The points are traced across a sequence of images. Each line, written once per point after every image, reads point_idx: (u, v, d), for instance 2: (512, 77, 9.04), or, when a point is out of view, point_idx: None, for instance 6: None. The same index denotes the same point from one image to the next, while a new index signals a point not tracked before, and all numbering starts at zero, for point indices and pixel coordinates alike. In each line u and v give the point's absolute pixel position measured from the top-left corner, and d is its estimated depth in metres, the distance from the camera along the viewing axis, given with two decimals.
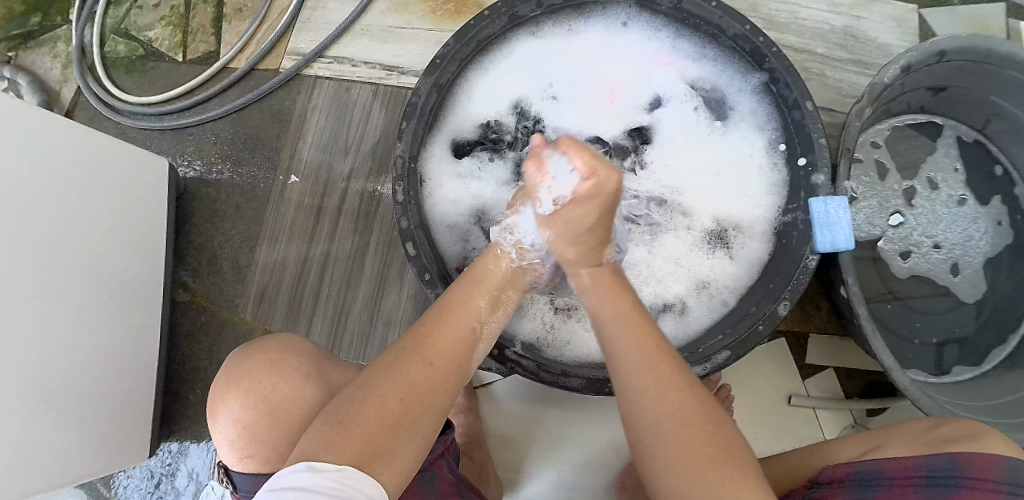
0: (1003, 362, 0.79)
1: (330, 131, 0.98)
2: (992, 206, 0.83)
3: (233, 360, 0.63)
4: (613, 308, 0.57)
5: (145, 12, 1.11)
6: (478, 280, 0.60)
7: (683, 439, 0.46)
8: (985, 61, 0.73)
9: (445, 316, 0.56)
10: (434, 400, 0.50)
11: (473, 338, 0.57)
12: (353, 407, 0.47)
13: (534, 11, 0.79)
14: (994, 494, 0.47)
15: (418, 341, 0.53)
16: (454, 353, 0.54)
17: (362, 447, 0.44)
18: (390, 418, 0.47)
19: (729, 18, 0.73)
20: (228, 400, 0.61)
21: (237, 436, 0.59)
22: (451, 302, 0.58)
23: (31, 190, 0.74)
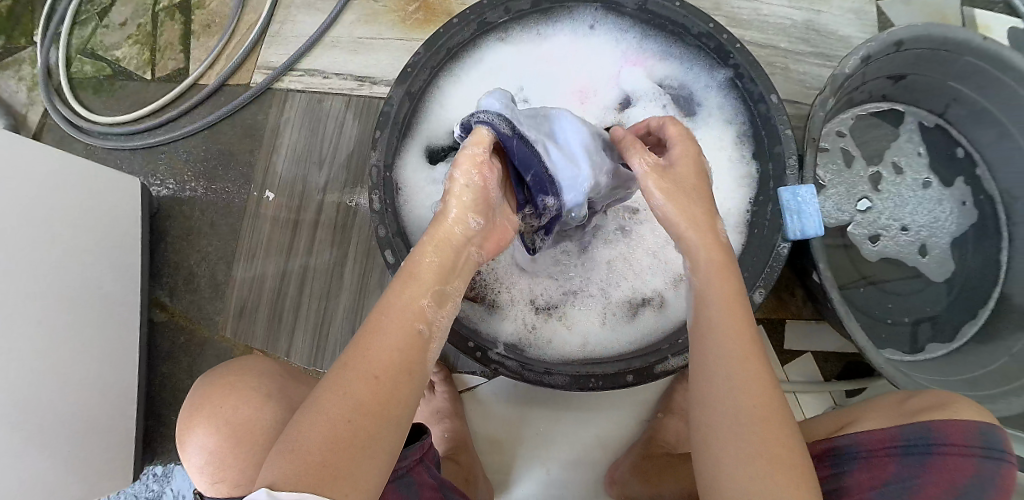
0: (974, 337, 0.81)
1: (304, 143, 0.97)
2: (956, 188, 0.86)
3: (196, 390, 0.63)
4: (718, 290, 0.51)
5: (112, 31, 1.10)
6: (412, 273, 0.51)
7: (762, 439, 0.44)
8: (943, 48, 0.75)
9: (383, 319, 0.49)
10: (392, 412, 0.45)
11: (421, 335, 0.49)
12: (300, 436, 0.43)
13: (503, 17, 0.80)
14: (966, 458, 0.50)
15: (356, 353, 0.47)
16: (401, 359, 0.47)
17: (317, 476, 0.41)
18: (343, 442, 0.43)
19: (693, 17, 0.76)
20: (194, 428, 0.60)
21: (207, 462, 0.59)
22: (386, 306, 0.50)
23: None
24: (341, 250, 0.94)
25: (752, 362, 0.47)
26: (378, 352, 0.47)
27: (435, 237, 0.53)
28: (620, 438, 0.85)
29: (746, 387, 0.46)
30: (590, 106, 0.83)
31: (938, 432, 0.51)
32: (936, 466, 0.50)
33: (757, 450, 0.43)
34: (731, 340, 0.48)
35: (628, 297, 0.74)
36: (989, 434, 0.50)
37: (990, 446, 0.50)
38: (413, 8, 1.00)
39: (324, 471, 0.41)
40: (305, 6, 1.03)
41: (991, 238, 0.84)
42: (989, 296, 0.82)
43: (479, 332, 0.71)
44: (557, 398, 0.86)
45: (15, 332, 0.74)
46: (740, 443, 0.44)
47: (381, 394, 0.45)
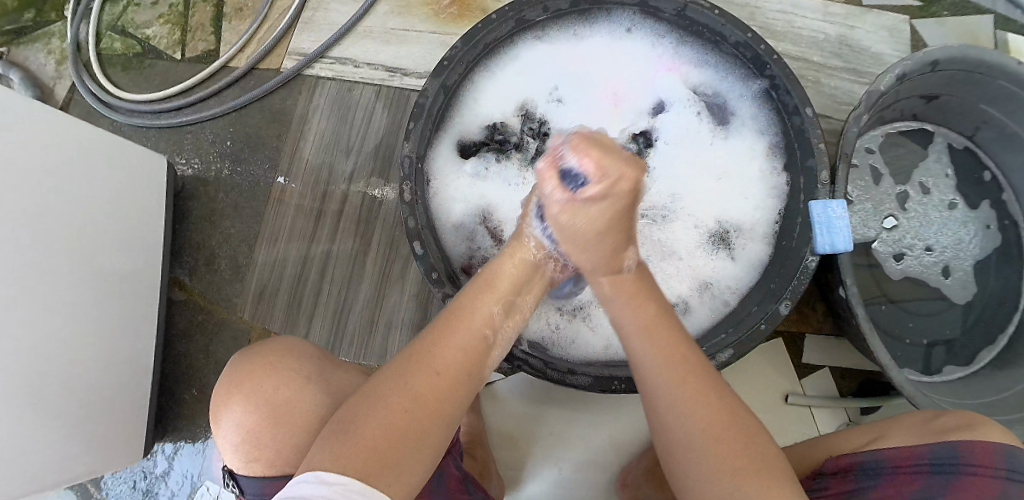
0: (991, 363, 0.81)
1: (332, 131, 0.98)
2: (981, 211, 0.86)
3: (236, 367, 0.63)
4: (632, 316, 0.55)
5: (143, 10, 1.11)
6: (490, 282, 0.55)
7: (723, 448, 0.46)
8: (977, 70, 0.75)
9: (452, 322, 0.52)
10: (443, 413, 0.47)
11: (484, 344, 0.53)
12: (356, 420, 0.45)
13: (541, 15, 0.80)
14: (992, 480, 0.49)
15: (424, 351, 0.50)
16: (462, 362, 0.50)
17: (369, 458, 0.42)
18: (398, 430, 0.44)
19: (731, 26, 0.74)
20: (230, 406, 0.60)
21: (240, 441, 0.59)
22: (457, 309, 0.53)
23: (27, 187, 0.73)
24: (362, 237, 0.94)
25: (692, 372, 0.51)
26: (445, 352, 0.50)
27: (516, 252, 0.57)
28: (633, 442, 0.85)
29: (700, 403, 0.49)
30: (624, 109, 0.83)
31: (965, 450, 0.50)
32: (961, 485, 0.49)
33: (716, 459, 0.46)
34: (659, 359, 0.52)
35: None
36: (1016, 457, 0.50)
37: (1014, 469, 0.49)
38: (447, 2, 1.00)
39: (376, 458, 0.42)
40: None
41: (1014, 262, 0.84)
42: (1009, 322, 0.82)
43: None
44: (573, 398, 0.87)
45: (39, 305, 0.75)
46: (700, 462, 0.46)
47: (437, 391, 0.48)
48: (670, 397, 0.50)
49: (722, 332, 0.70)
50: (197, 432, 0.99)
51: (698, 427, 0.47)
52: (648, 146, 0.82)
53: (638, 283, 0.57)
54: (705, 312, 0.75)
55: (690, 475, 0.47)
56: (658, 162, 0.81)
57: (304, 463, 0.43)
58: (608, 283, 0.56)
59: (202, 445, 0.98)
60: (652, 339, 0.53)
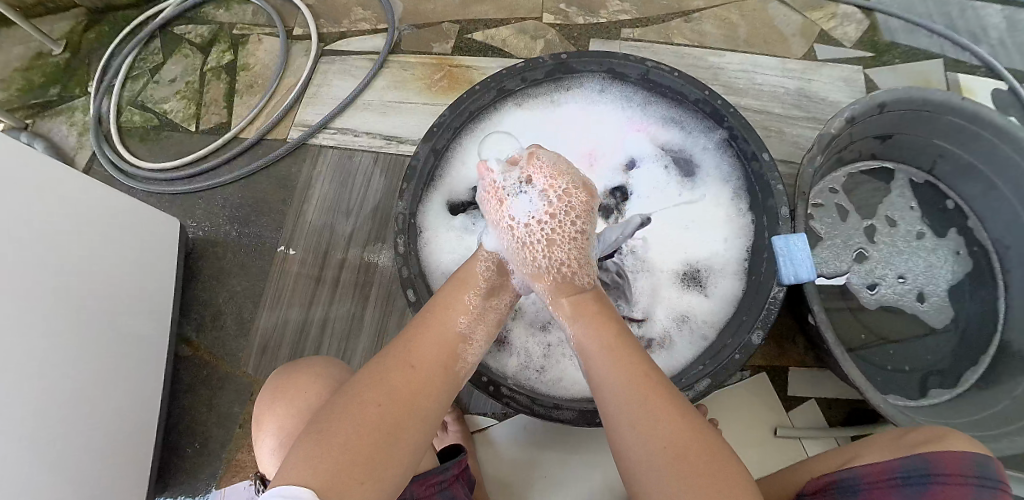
0: (976, 384, 0.83)
1: (333, 196, 1.05)
2: (950, 238, 0.91)
3: (273, 381, 0.69)
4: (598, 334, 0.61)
5: (161, 86, 1.21)
6: (463, 281, 0.64)
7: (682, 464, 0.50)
8: (925, 108, 0.82)
9: (428, 323, 0.60)
10: (418, 407, 0.54)
11: (457, 342, 0.60)
12: (334, 421, 0.50)
13: (520, 85, 0.88)
14: (963, 487, 0.51)
15: (396, 356, 0.56)
16: (431, 360, 0.57)
17: (343, 461, 0.48)
18: (377, 426, 0.51)
19: (690, 86, 0.83)
20: (271, 416, 0.66)
21: (280, 443, 0.64)
22: (439, 306, 0.62)
23: (39, 233, 0.78)
24: (360, 295, 1.00)
25: (657, 391, 0.54)
26: (424, 349, 0.58)
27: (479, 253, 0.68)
28: None
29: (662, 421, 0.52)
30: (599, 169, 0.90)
31: (934, 461, 0.52)
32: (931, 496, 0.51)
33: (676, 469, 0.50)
34: (629, 375, 0.56)
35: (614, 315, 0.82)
36: (984, 464, 0.52)
37: (985, 476, 0.51)
38: (438, 76, 1.10)
39: (354, 459, 0.48)
40: (341, 71, 1.15)
41: (988, 284, 0.88)
42: (988, 344, 0.85)
43: (489, 368, 0.75)
44: (569, 440, 0.88)
45: (46, 346, 0.78)
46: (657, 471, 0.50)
47: (416, 383, 0.55)
48: (631, 416, 0.53)
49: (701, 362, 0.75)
50: (197, 485, 0.97)
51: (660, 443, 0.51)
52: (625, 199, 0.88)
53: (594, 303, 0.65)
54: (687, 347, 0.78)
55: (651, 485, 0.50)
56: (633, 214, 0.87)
57: (281, 467, 0.49)
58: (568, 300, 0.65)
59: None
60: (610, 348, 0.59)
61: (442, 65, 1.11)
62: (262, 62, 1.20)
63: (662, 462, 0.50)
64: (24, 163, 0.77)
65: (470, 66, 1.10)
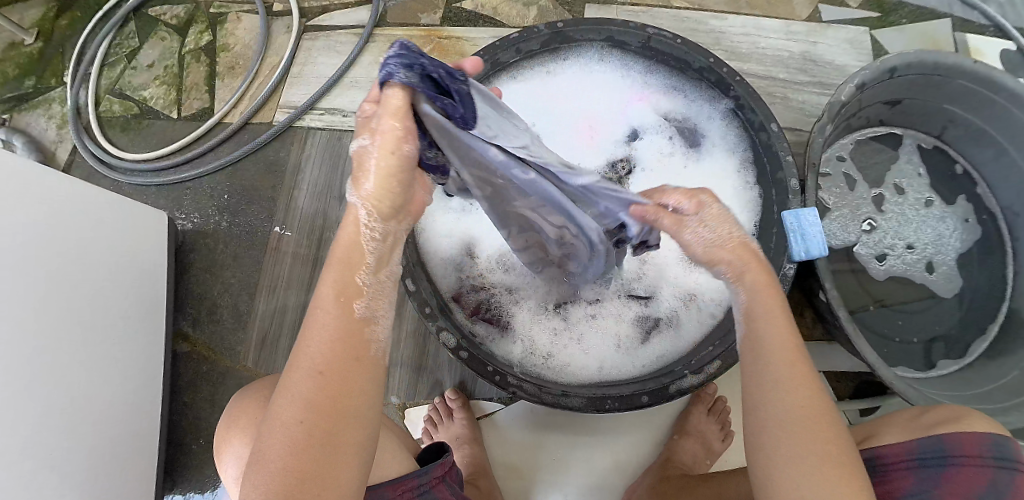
0: (984, 354, 0.83)
1: (324, 179, 1.02)
2: (958, 206, 0.89)
3: (232, 404, 0.66)
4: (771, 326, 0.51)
5: (139, 72, 1.16)
6: (341, 259, 0.50)
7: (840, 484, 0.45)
8: (935, 73, 0.80)
9: (320, 314, 0.49)
10: (345, 406, 0.46)
11: (361, 324, 0.49)
12: (264, 442, 0.46)
13: (515, 56, 0.83)
14: (981, 468, 0.52)
15: (298, 354, 0.47)
16: (341, 348, 0.48)
17: (285, 482, 0.44)
18: (303, 441, 0.45)
19: (694, 53, 0.79)
20: (230, 442, 0.63)
21: (242, 473, 0.61)
22: (325, 294, 0.49)
23: (24, 244, 0.75)
24: None
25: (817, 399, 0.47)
26: (318, 347, 0.47)
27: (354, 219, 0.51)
28: (636, 461, 0.85)
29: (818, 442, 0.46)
30: (600, 141, 0.86)
31: (952, 443, 0.53)
32: (950, 477, 0.52)
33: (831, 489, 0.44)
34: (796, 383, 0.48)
35: (620, 288, 0.80)
36: (1001, 444, 0.53)
37: (1002, 456, 0.52)
38: (427, 49, 1.06)
39: (293, 478, 0.44)
40: (326, 48, 1.09)
41: (995, 253, 0.87)
42: (996, 312, 0.85)
43: (495, 356, 0.75)
44: (577, 423, 0.87)
45: (42, 361, 0.76)
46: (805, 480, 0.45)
47: (327, 386, 0.46)
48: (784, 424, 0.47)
49: (709, 345, 0.73)
50: (205, 482, 0.98)
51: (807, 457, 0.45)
52: (628, 173, 0.84)
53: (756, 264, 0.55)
54: (693, 325, 0.77)
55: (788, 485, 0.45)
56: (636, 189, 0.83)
57: (242, 498, 0.46)
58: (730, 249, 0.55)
59: (211, 495, 0.97)
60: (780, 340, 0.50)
61: (431, 36, 1.06)
62: (242, 42, 1.14)
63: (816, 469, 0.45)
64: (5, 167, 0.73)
65: (460, 36, 1.05)
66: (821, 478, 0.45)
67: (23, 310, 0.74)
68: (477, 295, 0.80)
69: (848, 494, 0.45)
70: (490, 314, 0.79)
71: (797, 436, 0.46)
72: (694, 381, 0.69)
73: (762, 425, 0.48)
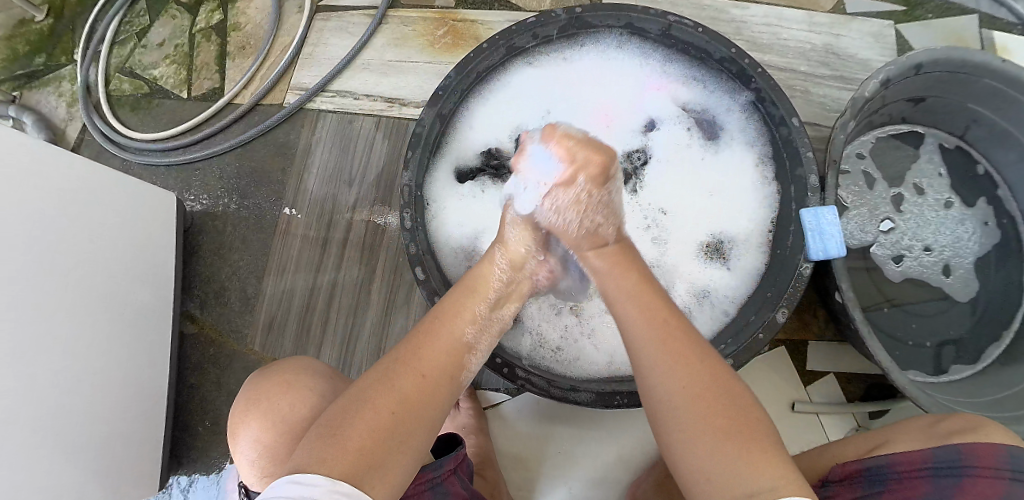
0: (998, 360, 0.82)
1: (334, 163, 1.01)
2: (978, 208, 0.88)
3: (251, 385, 0.65)
4: (620, 286, 0.59)
5: (150, 51, 1.15)
6: (471, 288, 0.60)
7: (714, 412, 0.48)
8: (961, 71, 0.78)
9: (440, 322, 0.56)
10: (427, 413, 0.50)
11: (464, 348, 0.56)
12: (348, 418, 0.48)
13: (530, 42, 0.82)
14: (995, 480, 0.51)
15: (411, 352, 0.53)
16: (444, 366, 0.54)
17: (357, 459, 0.45)
18: (388, 429, 0.47)
19: (715, 42, 0.77)
20: (248, 422, 0.62)
21: (259, 457, 0.60)
22: (447, 308, 0.58)
23: (32, 223, 0.74)
24: (366, 265, 0.97)
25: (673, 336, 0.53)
26: (430, 353, 0.53)
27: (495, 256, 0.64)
28: (641, 456, 0.85)
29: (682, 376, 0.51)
30: (616, 129, 0.85)
31: (969, 454, 0.52)
32: (965, 488, 0.51)
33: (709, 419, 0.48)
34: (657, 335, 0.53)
35: None
36: (1016, 456, 0.52)
37: (1017, 468, 0.51)
38: (441, 33, 1.04)
39: (361, 461, 0.45)
40: (338, 30, 1.08)
41: (1014, 258, 0.86)
42: (1013, 318, 0.83)
43: (503, 348, 0.74)
44: (583, 416, 0.87)
45: (49, 341, 0.76)
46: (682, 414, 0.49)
47: (421, 391, 0.51)
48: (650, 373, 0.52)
49: (721, 342, 0.72)
50: (211, 463, 0.98)
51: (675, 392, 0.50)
52: (643, 163, 0.83)
53: (622, 256, 0.62)
54: (706, 321, 0.76)
55: (671, 430, 0.50)
56: (651, 179, 0.82)
57: (292, 465, 0.46)
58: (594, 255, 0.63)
59: (216, 477, 0.97)
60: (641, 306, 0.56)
61: (445, 19, 1.04)
62: (253, 21, 1.13)
63: (686, 404, 0.49)
64: (13, 144, 0.72)
65: (474, 20, 1.03)
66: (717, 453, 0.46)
67: (31, 290, 0.73)
68: None
69: (738, 438, 0.47)
70: None
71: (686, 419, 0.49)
72: None
73: (660, 412, 0.51)
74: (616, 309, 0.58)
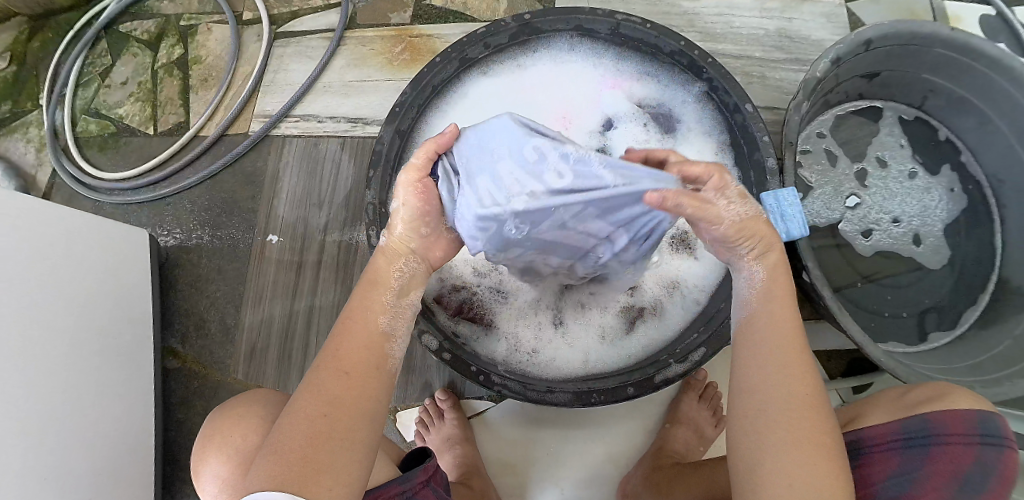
0: (975, 324, 0.83)
1: (303, 187, 1.01)
2: (943, 176, 0.89)
3: (208, 423, 0.66)
4: (767, 312, 0.54)
5: (114, 90, 1.15)
6: (373, 281, 0.59)
7: (819, 466, 0.46)
8: (911, 42, 0.79)
9: (348, 323, 0.55)
10: (359, 405, 0.50)
11: (384, 337, 0.56)
12: (285, 432, 0.48)
13: (483, 52, 0.83)
14: (965, 446, 0.51)
15: (329, 355, 0.53)
16: (366, 361, 0.53)
17: (300, 467, 0.45)
18: (322, 434, 0.47)
19: (664, 37, 0.78)
20: (206, 460, 0.62)
21: (220, 490, 0.61)
22: (354, 309, 0.57)
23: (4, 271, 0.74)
24: (342, 285, 0.97)
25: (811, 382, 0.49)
26: (349, 349, 0.53)
27: (389, 250, 0.62)
28: (631, 451, 0.85)
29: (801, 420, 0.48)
30: (574, 130, 0.84)
31: (936, 422, 0.52)
32: (937, 457, 0.51)
33: (817, 472, 0.46)
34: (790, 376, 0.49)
35: None
36: (988, 422, 0.52)
37: (987, 433, 0.51)
38: (399, 48, 1.05)
39: (302, 467, 0.46)
40: (298, 54, 1.08)
41: (983, 222, 0.86)
42: (987, 281, 0.84)
43: (478, 355, 0.74)
44: (569, 415, 0.87)
45: (27, 387, 0.75)
46: (789, 450, 0.46)
47: (352, 393, 0.50)
48: (775, 404, 0.48)
49: (694, 331, 0.73)
50: None
51: (795, 431, 0.47)
52: None
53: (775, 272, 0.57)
54: (679, 313, 0.77)
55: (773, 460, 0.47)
56: None
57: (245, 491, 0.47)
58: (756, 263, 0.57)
59: None
60: (784, 337, 0.51)
61: (402, 35, 1.05)
62: (214, 52, 1.13)
63: (798, 444, 0.46)
64: None
65: (431, 34, 1.04)
66: (819, 493, 0.45)
67: (5, 339, 0.73)
68: (459, 295, 0.79)
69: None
70: (473, 313, 0.78)
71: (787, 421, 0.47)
72: (679, 370, 0.69)
73: (759, 440, 0.48)
74: (754, 325, 0.53)
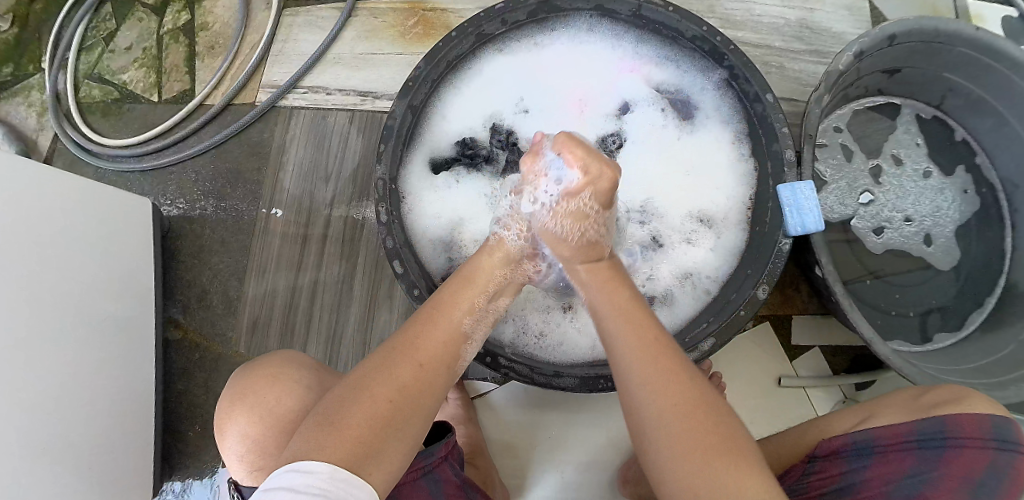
0: (981, 326, 0.83)
1: (310, 161, 1.00)
2: (957, 177, 0.88)
3: (235, 382, 0.64)
4: (611, 299, 0.58)
5: (118, 55, 1.12)
6: (468, 278, 0.60)
7: (698, 438, 0.47)
8: (935, 40, 0.77)
9: (434, 315, 0.56)
10: (423, 399, 0.50)
11: (461, 336, 0.57)
12: (346, 406, 0.47)
13: (499, 28, 0.80)
14: (981, 449, 0.51)
15: (407, 342, 0.53)
16: (439, 358, 0.53)
17: (355, 446, 0.45)
18: (385, 419, 0.47)
19: (687, 21, 0.76)
20: (234, 418, 0.61)
21: (246, 450, 0.60)
22: (440, 302, 0.57)
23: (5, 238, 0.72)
24: (348, 261, 0.96)
25: (663, 356, 0.52)
26: (427, 339, 0.53)
27: (493, 250, 0.62)
28: (632, 438, 0.85)
29: (675, 396, 0.49)
30: (590, 114, 0.84)
31: (953, 425, 0.52)
32: (952, 459, 0.51)
33: (691, 443, 0.46)
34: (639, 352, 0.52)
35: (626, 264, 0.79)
36: (1002, 427, 0.52)
37: (1003, 438, 0.52)
38: (412, 23, 1.03)
39: (361, 448, 0.45)
40: (307, 24, 1.06)
41: (994, 225, 0.86)
42: (995, 284, 0.84)
43: (485, 337, 0.73)
44: (571, 401, 0.87)
45: (27, 356, 0.74)
46: (667, 426, 0.48)
47: (420, 385, 0.51)
48: (638, 385, 0.51)
49: (704, 320, 0.72)
50: (204, 468, 0.97)
51: (665, 406, 0.49)
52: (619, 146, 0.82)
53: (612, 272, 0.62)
54: (688, 302, 0.76)
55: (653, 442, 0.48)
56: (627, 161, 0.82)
57: (285, 455, 0.46)
58: (584, 268, 0.62)
59: (209, 481, 0.97)
60: (626, 322, 0.55)
61: (415, 9, 1.03)
62: (221, 20, 1.11)
63: (673, 420, 0.48)
64: None
65: (445, 9, 1.02)
66: (700, 469, 0.45)
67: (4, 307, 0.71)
68: None
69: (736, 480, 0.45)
70: None
71: (662, 412, 0.49)
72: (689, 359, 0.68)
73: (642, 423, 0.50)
74: (603, 318, 0.58)
